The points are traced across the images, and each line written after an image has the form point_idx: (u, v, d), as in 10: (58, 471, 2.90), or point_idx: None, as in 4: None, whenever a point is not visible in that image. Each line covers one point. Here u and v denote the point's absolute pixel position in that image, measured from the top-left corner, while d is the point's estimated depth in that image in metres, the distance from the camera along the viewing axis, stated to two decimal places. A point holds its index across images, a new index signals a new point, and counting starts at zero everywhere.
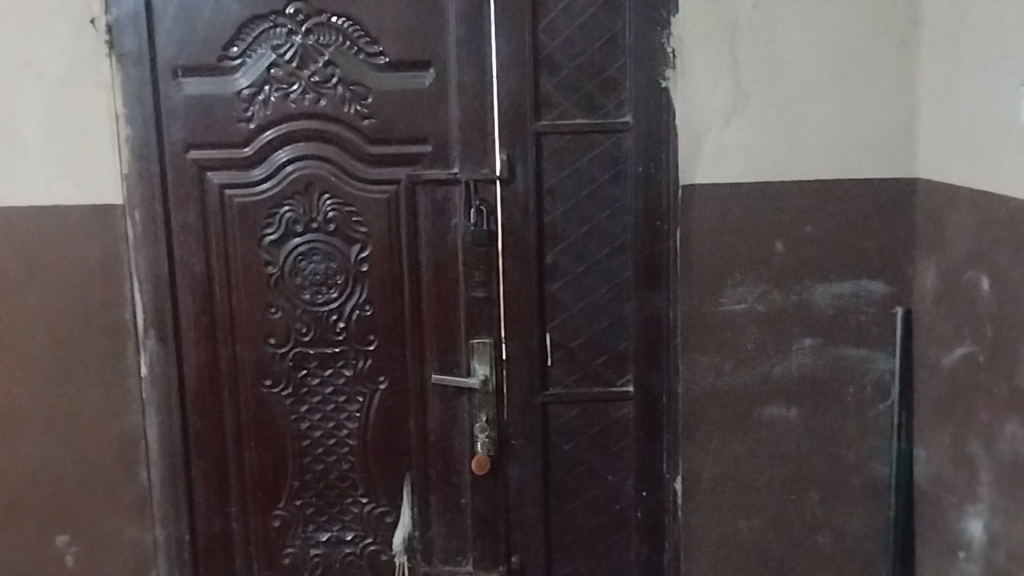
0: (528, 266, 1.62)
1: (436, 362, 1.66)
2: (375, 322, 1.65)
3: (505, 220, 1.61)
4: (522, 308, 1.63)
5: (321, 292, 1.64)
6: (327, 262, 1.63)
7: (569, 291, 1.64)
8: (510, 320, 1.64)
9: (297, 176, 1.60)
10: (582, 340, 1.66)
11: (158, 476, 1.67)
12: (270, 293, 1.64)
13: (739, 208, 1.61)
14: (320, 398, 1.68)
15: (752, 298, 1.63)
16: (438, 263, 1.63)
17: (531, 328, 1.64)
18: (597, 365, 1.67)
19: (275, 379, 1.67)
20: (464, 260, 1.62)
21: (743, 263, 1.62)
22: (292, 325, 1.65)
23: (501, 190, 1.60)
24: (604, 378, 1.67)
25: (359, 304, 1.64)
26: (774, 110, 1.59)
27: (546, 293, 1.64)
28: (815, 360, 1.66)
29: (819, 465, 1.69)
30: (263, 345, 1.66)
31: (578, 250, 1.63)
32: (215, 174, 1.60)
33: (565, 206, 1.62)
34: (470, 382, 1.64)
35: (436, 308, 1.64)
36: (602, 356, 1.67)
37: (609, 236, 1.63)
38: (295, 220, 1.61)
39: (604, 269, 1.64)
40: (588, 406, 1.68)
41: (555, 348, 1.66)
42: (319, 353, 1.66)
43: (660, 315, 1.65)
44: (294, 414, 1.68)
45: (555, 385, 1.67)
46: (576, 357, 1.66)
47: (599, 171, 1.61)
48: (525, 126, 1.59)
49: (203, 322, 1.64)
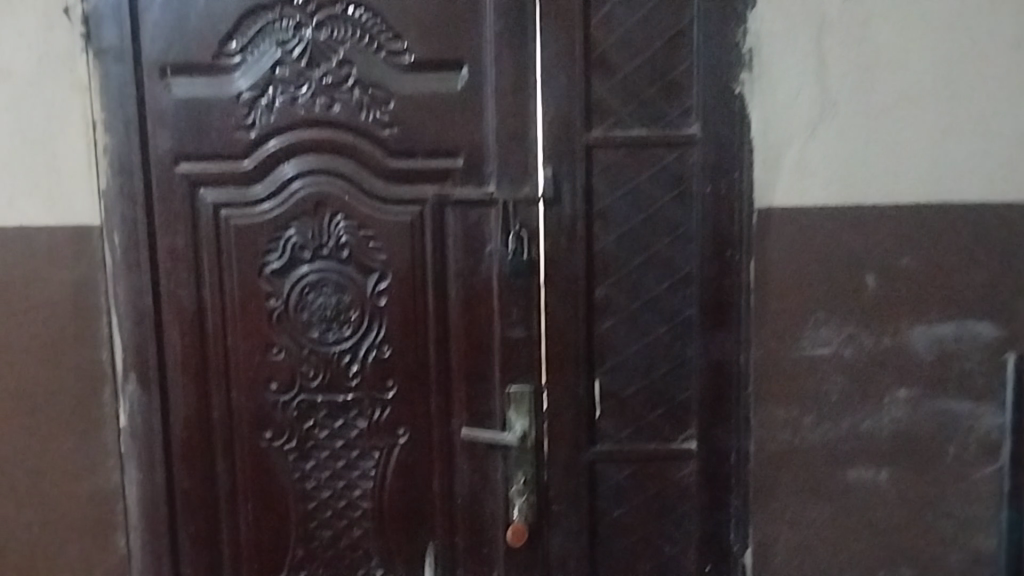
0: (575, 302, 1.38)
1: (466, 413, 1.42)
2: (395, 366, 1.41)
3: (549, 248, 1.37)
4: (568, 351, 1.39)
5: (332, 330, 1.40)
6: (339, 295, 1.39)
7: (622, 331, 1.40)
8: (554, 365, 1.39)
9: (306, 193, 1.36)
10: (637, 389, 1.41)
11: (139, 543, 1.43)
12: (272, 330, 1.40)
13: (824, 235, 1.36)
14: (329, 454, 1.43)
15: (838, 341, 1.39)
16: (469, 298, 1.39)
17: (578, 375, 1.39)
18: (654, 417, 1.42)
19: (276, 431, 1.43)
20: (500, 295, 1.38)
21: (828, 301, 1.38)
22: (297, 368, 1.41)
23: (545, 212, 1.36)
24: (661, 433, 1.43)
25: (376, 345, 1.40)
26: (866, 122, 1.34)
27: (596, 334, 1.39)
28: (909, 415, 1.41)
29: (911, 536, 1.44)
30: (264, 391, 1.42)
31: (633, 284, 1.38)
32: (210, 191, 1.37)
33: (619, 232, 1.37)
34: (507, 440, 1.39)
35: (467, 350, 1.40)
36: (660, 407, 1.42)
37: (670, 268, 1.38)
38: (303, 245, 1.37)
39: (663, 306, 1.39)
40: (645, 466, 1.43)
41: (606, 398, 1.41)
42: (329, 401, 1.42)
43: (728, 361, 1.40)
44: (299, 473, 1.44)
45: (604, 440, 1.43)
46: (630, 409, 1.42)
47: (660, 191, 1.37)
48: (574, 137, 1.34)
49: (193, 363, 1.40)
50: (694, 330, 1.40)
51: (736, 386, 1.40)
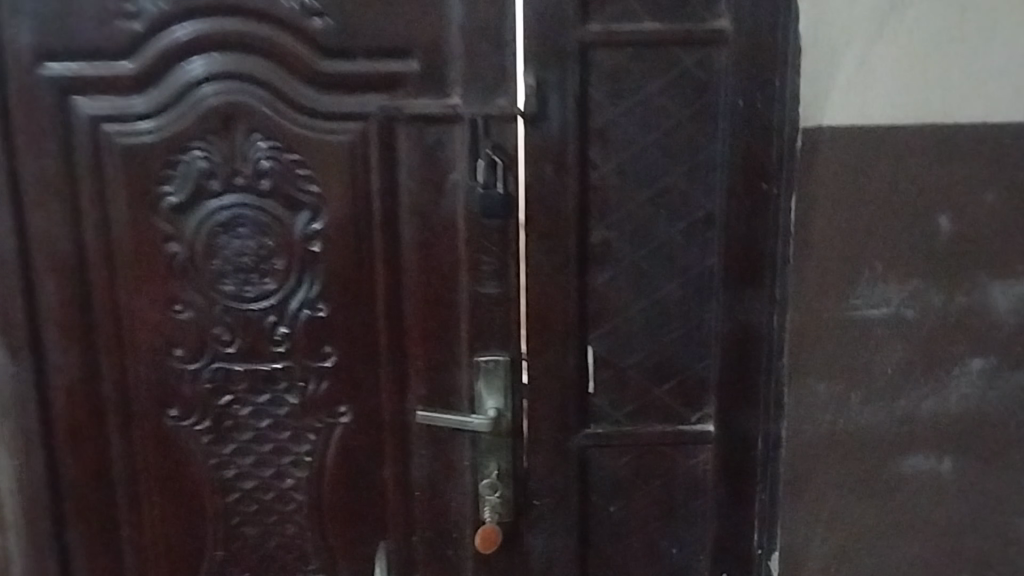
0: (563, 249, 1.07)
1: (424, 388, 1.12)
2: (333, 329, 1.10)
3: (531, 179, 1.05)
4: (555, 312, 1.09)
5: (251, 283, 1.09)
6: (259, 238, 1.07)
7: (624, 286, 1.09)
8: (536, 328, 1.09)
9: (213, 105, 1.04)
10: (642, 358, 1.12)
11: (18, 542, 1.15)
12: (175, 282, 1.09)
13: (889, 164, 1.05)
14: (252, 435, 1.14)
15: (899, 300, 1.09)
16: (427, 242, 1.08)
17: (568, 340, 1.10)
18: (662, 393, 1.13)
19: (185, 408, 1.13)
20: (467, 239, 1.07)
21: (886, 249, 1.07)
22: (209, 330, 1.11)
23: (526, 132, 1.04)
24: (671, 412, 1.14)
25: (309, 301, 1.10)
26: (951, 14, 1.02)
27: (591, 289, 1.09)
28: (983, 392, 1.12)
29: (978, 538, 1.16)
30: (167, 360, 1.11)
31: (640, 225, 1.07)
32: (86, 100, 1.04)
33: (621, 158, 1.05)
34: (477, 426, 1.09)
35: (425, 309, 1.10)
36: (670, 381, 1.13)
37: (687, 205, 1.07)
38: (210, 173, 1.06)
39: (677, 254, 1.08)
40: (649, 453, 1.15)
41: (603, 368, 1.11)
42: (249, 371, 1.12)
43: (757, 324, 1.10)
44: (215, 459, 1.15)
45: (599, 421, 1.13)
46: (633, 382, 1.12)
47: (676, 104, 1.05)
48: (564, 33, 1.01)
49: (75, 324, 1.10)
50: (716, 284, 1.09)
51: (766, 354, 1.11)
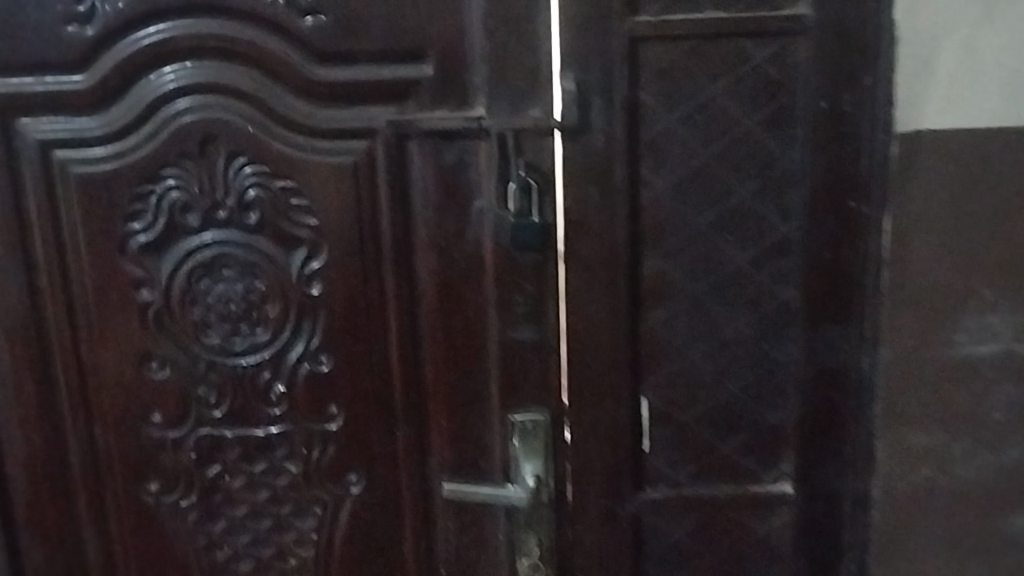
0: (610, 286, 0.89)
1: (449, 452, 0.94)
2: (338, 385, 0.93)
3: (570, 203, 0.87)
4: (603, 360, 0.91)
5: (239, 334, 0.91)
6: (248, 280, 0.90)
7: (684, 326, 0.91)
8: (581, 380, 0.91)
9: (188, 124, 0.86)
10: (705, 410, 0.94)
11: None
12: (150, 335, 0.92)
13: (999, 173, 0.88)
14: (247, 510, 0.97)
15: (1010, 335, 0.92)
16: (448, 281, 0.90)
17: (618, 392, 0.92)
18: (730, 449, 0.95)
19: (166, 481, 0.96)
20: (496, 277, 0.89)
21: (997, 273, 0.90)
22: (190, 391, 0.93)
23: (564, 147, 0.86)
24: (741, 470, 0.96)
25: (309, 353, 0.92)
26: None
27: (644, 331, 0.91)
28: None
29: None
30: (142, 426, 0.94)
31: (702, 255, 0.89)
32: (35, 121, 0.87)
33: (680, 175, 0.87)
34: (517, 500, 0.92)
35: (449, 359, 0.92)
36: (739, 435, 0.95)
37: (759, 228, 0.89)
38: (187, 205, 0.88)
39: (748, 287, 0.90)
40: (716, 521, 0.97)
41: (660, 424, 0.94)
42: (241, 437, 0.94)
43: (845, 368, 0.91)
44: (204, 539, 0.98)
45: (655, 483, 0.96)
46: (696, 439, 0.95)
47: (745, 109, 0.86)
48: (609, 26, 0.83)
49: (33, 387, 0.93)
50: (795, 321, 0.91)
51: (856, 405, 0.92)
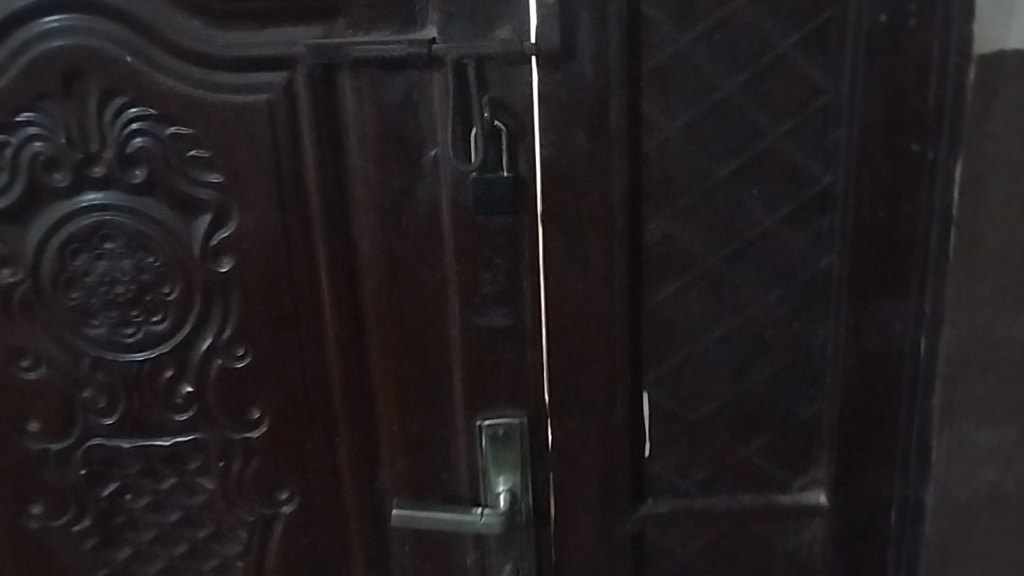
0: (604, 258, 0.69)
1: (402, 463, 0.76)
2: (260, 384, 0.74)
3: (551, 153, 0.67)
4: (595, 350, 0.72)
5: (130, 322, 0.71)
6: (138, 255, 0.70)
7: (697, 304, 0.73)
8: (566, 375, 0.73)
9: (47, 52, 0.65)
10: (721, 405, 0.76)
11: None
12: (18, 325, 0.72)
13: None
14: (156, 534, 0.79)
15: None
16: (396, 254, 0.70)
17: (613, 390, 0.73)
18: (751, 452, 0.77)
19: (52, 503, 0.77)
20: (457, 248, 0.69)
21: None
22: (74, 394, 0.74)
23: (543, 80, 0.65)
24: (763, 476, 0.78)
25: (221, 346, 0.72)
26: None
27: (647, 311, 0.73)
28: None
29: None
30: (18, 438, 0.75)
31: (721, 214, 0.71)
32: None
33: (693, 114, 0.68)
34: (489, 525, 0.73)
35: (399, 351, 0.73)
36: (762, 435, 0.77)
37: (792, 180, 0.70)
38: (52, 159, 0.67)
39: (778, 254, 0.72)
40: (735, 538, 0.80)
41: (665, 424, 0.76)
42: (142, 450, 0.75)
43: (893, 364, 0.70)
44: (104, 569, 0.79)
45: (658, 493, 0.78)
46: (710, 441, 0.77)
47: (780, 27, 0.66)
48: None
49: None
50: (832, 295, 0.73)
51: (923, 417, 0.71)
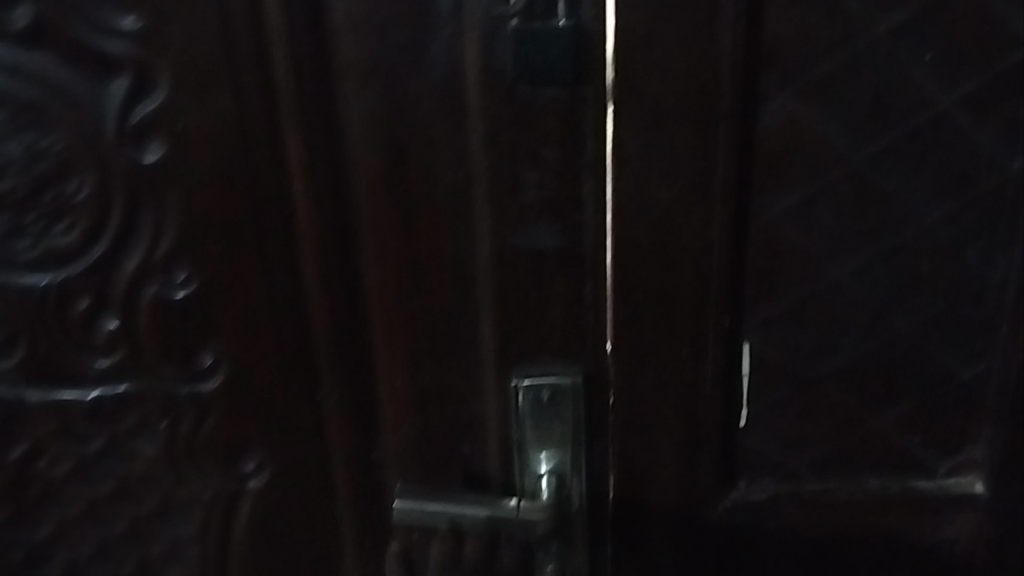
0: (701, 151, 0.48)
1: (409, 430, 0.55)
2: (212, 320, 0.53)
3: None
4: (680, 283, 0.51)
5: (24, 228, 0.50)
6: (25, 134, 0.48)
7: (828, 219, 0.51)
8: (638, 318, 0.52)
9: None
10: (852, 359, 0.55)
11: None
12: None
13: None
14: (80, 511, 0.59)
15: None
16: (399, 144, 0.48)
17: (702, 339, 0.52)
18: (884, 426, 0.57)
19: None
20: (488, 137, 0.47)
21: None
22: None
23: None
24: (900, 455, 0.58)
25: (155, 267, 0.52)
26: None
27: (755, 230, 0.51)
28: None
29: None
30: None
31: (873, 93, 0.48)
32: None
33: None
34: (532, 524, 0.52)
35: (405, 280, 0.52)
36: (904, 401, 0.56)
37: (981, 44, 0.48)
38: None
39: (950, 151, 0.50)
40: (853, 537, 0.60)
41: (770, 384, 0.55)
42: (54, 404, 0.55)
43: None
44: (14, 552, 0.60)
45: (755, 475, 0.58)
46: (830, 407, 0.56)
47: None
48: None
49: None
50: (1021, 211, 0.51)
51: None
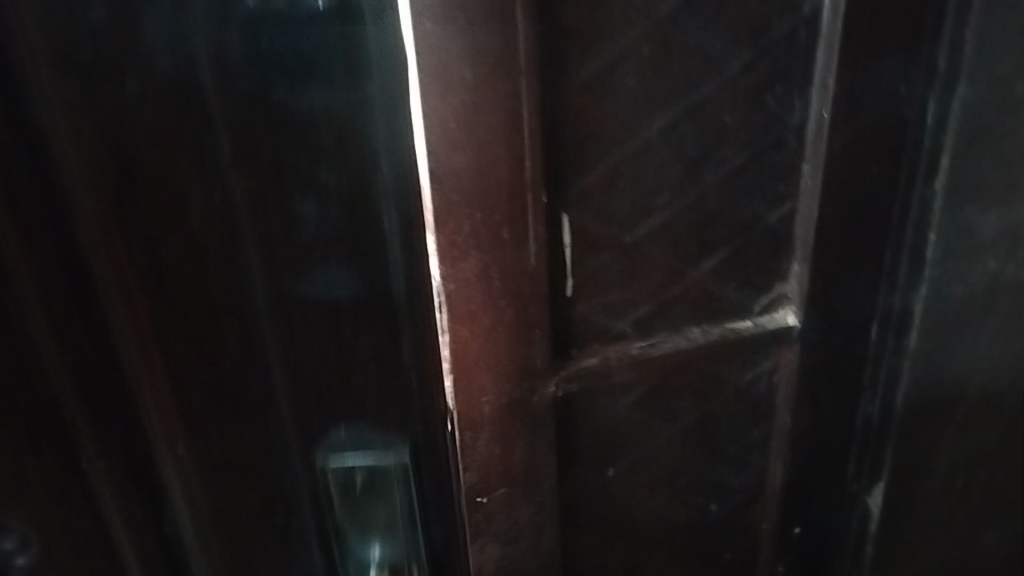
0: (505, 49, 0.45)
1: (197, 513, 0.39)
2: None
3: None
4: (491, 166, 0.48)
5: None
6: None
7: (632, 81, 0.51)
8: (446, 222, 0.49)
9: None
10: (668, 215, 0.55)
11: None
12: None
13: None
14: None
15: None
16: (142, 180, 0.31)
17: (519, 218, 0.51)
18: (700, 276, 0.58)
19: None
20: (257, 190, 0.33)
21: None
22: None
23: None
24: (719, 300, 0.59)
25: None
26: None
27: (563, 103, 0.50)
28: None
29: None
30: None
31: None
32: None
33: None
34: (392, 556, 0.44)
35: (164, 346, 0.35)
36: (722, 246, 0.57)
37: None
38: None
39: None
40: (669, 381, 0.61)
41: (593, 249, 0.55)
42: None
43: (903, 132, 0.55)
44: None
45: (587, 344, 0.58)
46: (648, 265, 0.57)
47: None
48: None
49: None
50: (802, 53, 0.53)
51: (917, 189, 0.58)
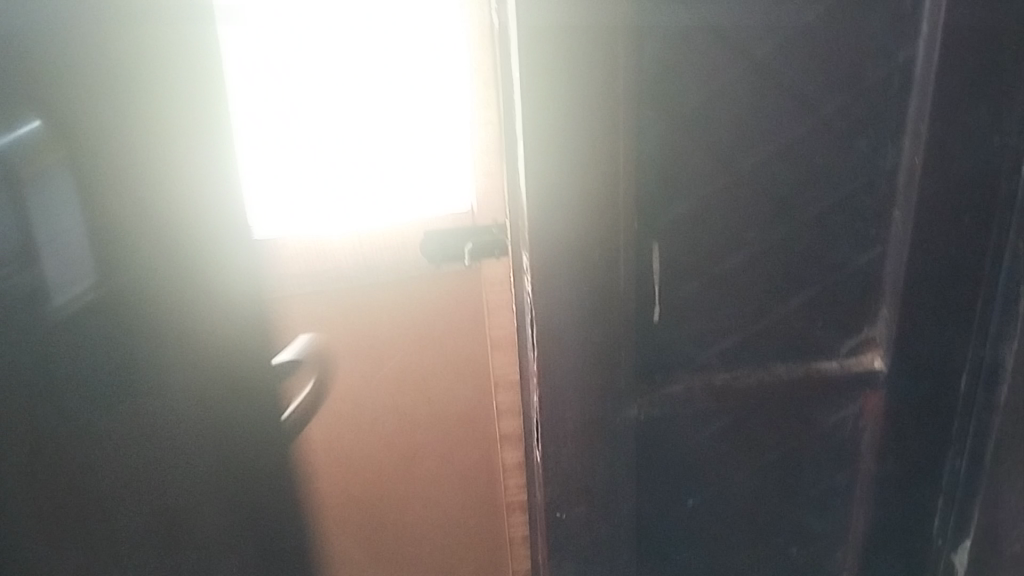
0: (608, 85, 0.49)
1: None
2: None
3: None
4: (586, 191, 0.52)
5: None
6: None
7: (724, 117, 0.53)
8: (559, 229, 0.53)
9: None
10: (761, 248, 0.57)
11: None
12: None
13: None
14: None
15: None
16: None
17: (615, 243, 0.54)
18: (789, 312, 0.60)
19: None
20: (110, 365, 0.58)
21: None
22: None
23: None
24: (806, 338, 0.61)
25: None
26: None
27: (662, 135, 0.53)
28: None
29: None
30: None
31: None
32: None
33: None
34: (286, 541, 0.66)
35: None
36: (814, 284, 0.59)
37: None
38: None
39: (840, 43, 0.53)
40: (755, 408, 0.62)
41: (688, 276, 0.57)
42: None
43: (997, 183, 0.56)
44: None
45: (674, 369, 0.60)
46: (738, 297, 0.59)
47: None
48: None
49: None
50: (898, 100, 0.54)
51: (1010, 241, 0.59)
